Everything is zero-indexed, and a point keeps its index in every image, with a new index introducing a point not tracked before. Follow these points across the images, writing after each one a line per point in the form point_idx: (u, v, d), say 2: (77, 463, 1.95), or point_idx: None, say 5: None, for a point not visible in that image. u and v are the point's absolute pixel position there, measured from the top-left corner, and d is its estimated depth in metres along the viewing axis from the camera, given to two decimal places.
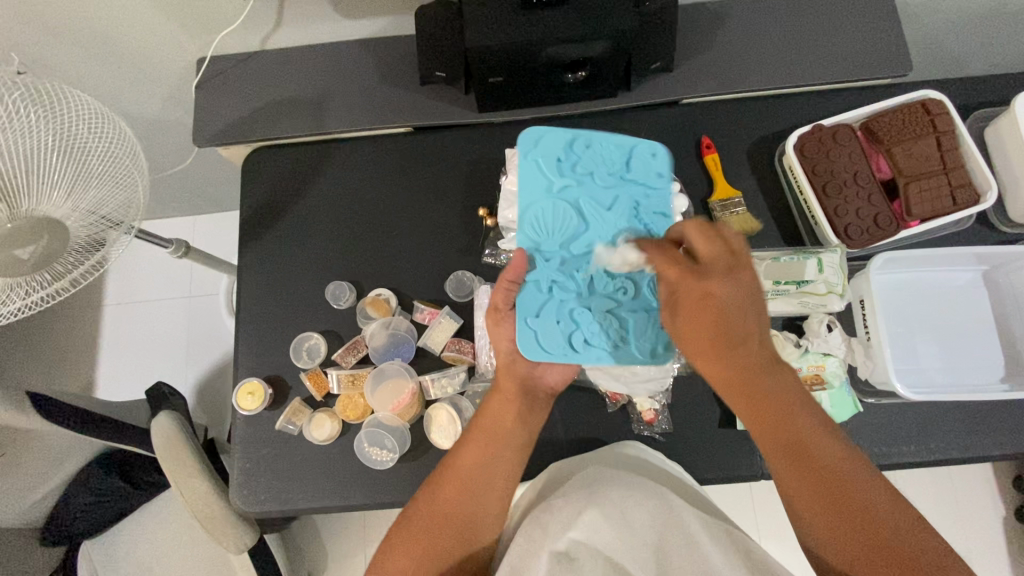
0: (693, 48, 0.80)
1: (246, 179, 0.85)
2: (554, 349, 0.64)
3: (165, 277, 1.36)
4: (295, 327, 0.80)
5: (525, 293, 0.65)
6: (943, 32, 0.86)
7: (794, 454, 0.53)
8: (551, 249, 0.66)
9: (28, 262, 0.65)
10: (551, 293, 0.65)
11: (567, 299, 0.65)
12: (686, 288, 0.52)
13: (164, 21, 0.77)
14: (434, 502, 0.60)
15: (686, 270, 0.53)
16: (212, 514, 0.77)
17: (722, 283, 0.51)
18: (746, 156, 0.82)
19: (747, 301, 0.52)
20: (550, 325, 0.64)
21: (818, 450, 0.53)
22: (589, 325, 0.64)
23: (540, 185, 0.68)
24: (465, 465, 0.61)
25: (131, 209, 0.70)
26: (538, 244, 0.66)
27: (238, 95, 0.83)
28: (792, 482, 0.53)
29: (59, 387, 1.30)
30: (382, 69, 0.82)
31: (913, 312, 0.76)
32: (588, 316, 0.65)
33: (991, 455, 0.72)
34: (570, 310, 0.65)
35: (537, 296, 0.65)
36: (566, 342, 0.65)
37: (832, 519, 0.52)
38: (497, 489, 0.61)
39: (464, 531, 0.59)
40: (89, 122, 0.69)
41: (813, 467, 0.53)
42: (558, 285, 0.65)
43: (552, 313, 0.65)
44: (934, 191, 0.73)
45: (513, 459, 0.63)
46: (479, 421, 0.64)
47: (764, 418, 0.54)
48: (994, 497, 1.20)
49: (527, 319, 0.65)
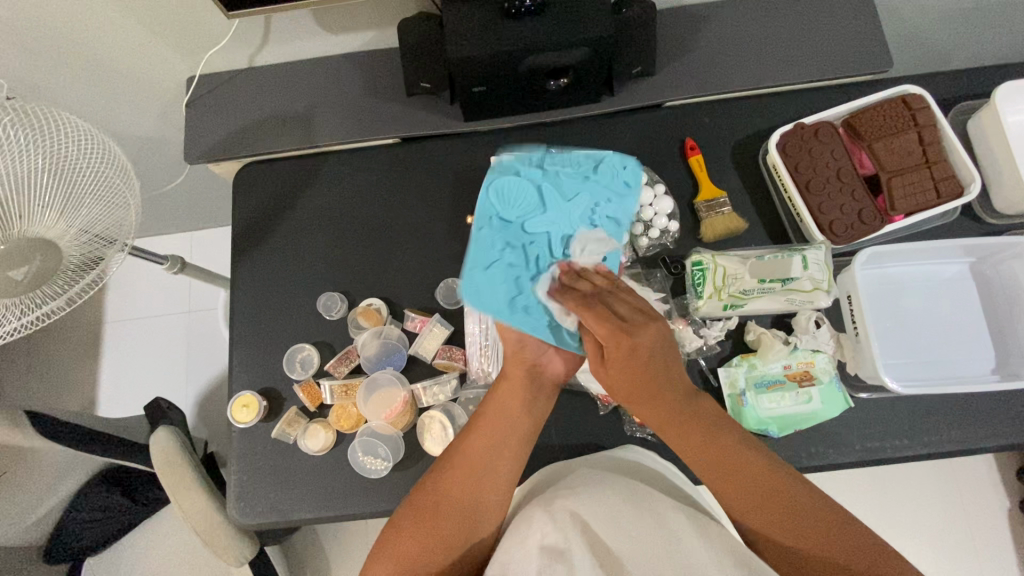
0: (674, 51, 0.81)
1: (236, 194, 0.86)
2: (495, 307, 0.61)
3: (163, 293, 1.38)
4: (288, 338, 0.81)
5: (479, 245, 0.63)
6: (922, 27, 0.86)
7: (728, 467, 0.55)
8: (510, 218, 0.64)
9: (23, 282, 0.66)
10: (502, 253, 0.62)
11: (517, 265, 0.62)
12: (613, 343, 0.53)
13: (152, 41, 0.78)
14: (438, 488, 0.58)
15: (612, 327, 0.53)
16: (212, 529, 0.78)
17: (643, 334, 0.53)
18: (730, 156, 0.82)
19: (663, 344, 0.55)
20: (497, 280, 0.62)
21: (747, 458, 0.56)
22: (532, 292, 0.62)
23: (509, 169, 0.66)
24: (471, 456, 0.59)
25: (124, 226, 0.71)
26: (497, 211, 0.64)
27: (228, 112, 0.84)
28: (740, 499, 0.54)
29: (61, 406, 1.31)
30: (368, 82, 0.83)
31: (900, 305, 0.76)
32: (535, 285, 0.62)
33: (985, 446, 0.72)
34: (517, 275, 0.62)
35: (489, 251, 0.62)
36: (506, 304, 0.61)
37: (781, 528, 0.53)
38: (502, 477, 0.59)
39: (468, 518, 0.56)
40: (80, 144, 0.70)
41: (749, 475, 0.55)
42: (511, 248, 0.63)
43: (497, 270, 0.62)
44: (917, 185, 0.73)
45: (521, 449, 0.61)
46: (486, 411, 0.62)
47: (696, 446, 0.57)
48: (998, 490, 1.19)
49: (475, 269, 0.62)
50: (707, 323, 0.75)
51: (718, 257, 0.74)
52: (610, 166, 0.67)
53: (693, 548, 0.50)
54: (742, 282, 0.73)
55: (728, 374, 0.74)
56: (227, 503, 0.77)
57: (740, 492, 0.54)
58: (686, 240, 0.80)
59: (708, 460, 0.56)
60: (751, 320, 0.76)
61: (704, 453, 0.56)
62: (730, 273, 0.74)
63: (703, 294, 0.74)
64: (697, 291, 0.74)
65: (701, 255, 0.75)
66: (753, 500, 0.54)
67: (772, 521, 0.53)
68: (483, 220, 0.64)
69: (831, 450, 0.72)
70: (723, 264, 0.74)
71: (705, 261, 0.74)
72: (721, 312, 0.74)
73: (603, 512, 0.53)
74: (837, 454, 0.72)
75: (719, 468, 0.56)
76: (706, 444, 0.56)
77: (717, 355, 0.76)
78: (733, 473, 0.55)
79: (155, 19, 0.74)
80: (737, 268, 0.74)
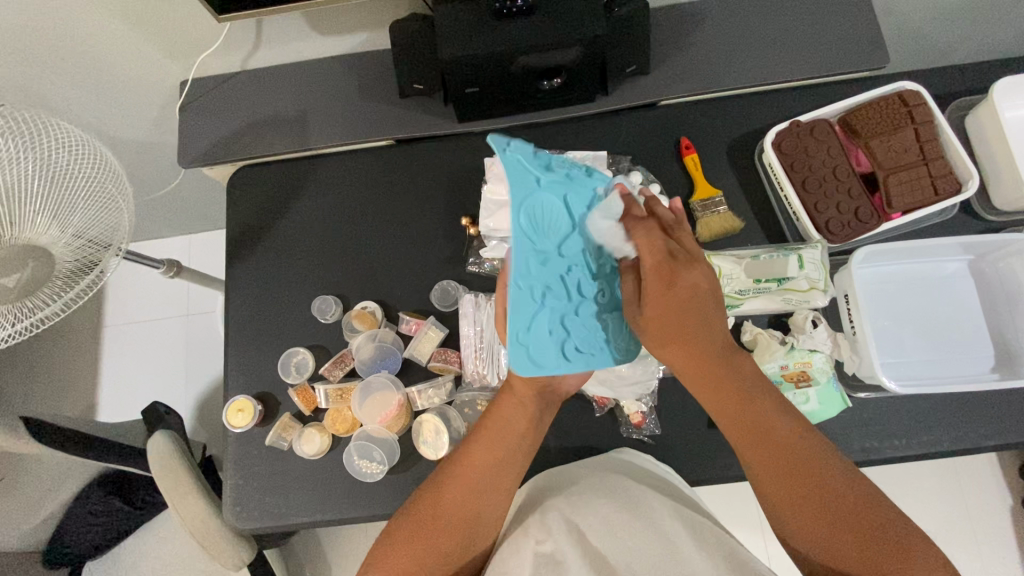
0: (669, 49, 0.80)
1: (230, 197, 0.86)
2: (548, 365, 0.53)
3: (162, 297, 1.38)
4: (283, 342, 0.81)
5: (512, 303, 0.52)
6: (920, 21, 0.85)
7: (759, 436, 0.55)
8: (545, 249, 0.54)
9: (15, 289, 0.65)
10: (543, 301, 0.53)
11: (557, 306, 0.53)
12: (657, 270, 0.52)
13: (145, 44, 0.78)
14: (439, 501, 0.57)
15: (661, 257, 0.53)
16: (209, 534, 0.78)
17: (691, 270, 0.53)
18: (726, 155, 0.82)
19: (711, 288, 0.53)
20: (541, 338, 0.53)
21: (774, 424, 0.55)
22: (581, 330, 0.55)
23: (527, 177, 0.53)
24: (474, 465, 0.59)
25: (117, 229, 0.70)
26: (531, 242, 0.53)
27: (221, 115, 0.84)
28: (761, 466, 0.54)
29: (61, 410, 1.31)
30: (361, 84, 0.83)
31: (898, 304, 0.75)
32: (580, 322, 0.55)
33: (985, 445, 0.71)
34: (562, 314, 0.54)
35: (526, 305, 0.52)
36: (558, 354, 0.54)
37: (813, 514, 0.52)
38: (504, 489, 0.59)
39: (466, 532, 0.57)
40: (73, 150, 0.70)
41: (785, 449, 0.54)
42: (549, 292, 0.53)
43: (543, 322, 0.53)
44: (915, 182, 0.73)
45: (523, 461, 0.61)
46: (492, 423, 0.61)
47: (726, 404, 0.55)
48: (1000, 487, 1.18)
49: (518, 335, 0.52)
50: None
51: (714, 257, 0.73)
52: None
53: (688, 554, 0.50)
54: (738, 283, 0.73)
55: None
56: (223, 507, 0.77)
57: (771, 469, 0.54)
58: None
59: (733, 424, 0.56)
60: (748, 320, 0.75)
61: (740, 416, 0.55)
62: (726, 273, 0.73)
63: None
64: None
65: None
66: (785, 482, 0.53)
67: (807, 511, 0.52)
68: (520, 258, 0.52)
69: None
70: (719, 265, 0.73)
71: None
72: None
73: (598, 520, 0.53)
74: (835, 454, 0.72)
75: (742, 432, 0.55)
76: (739, 405, 0.55)
77: None
78: (756, 433, 0.55)
79: (146, 22, 0.74)
80: (732, 269, 0.73)
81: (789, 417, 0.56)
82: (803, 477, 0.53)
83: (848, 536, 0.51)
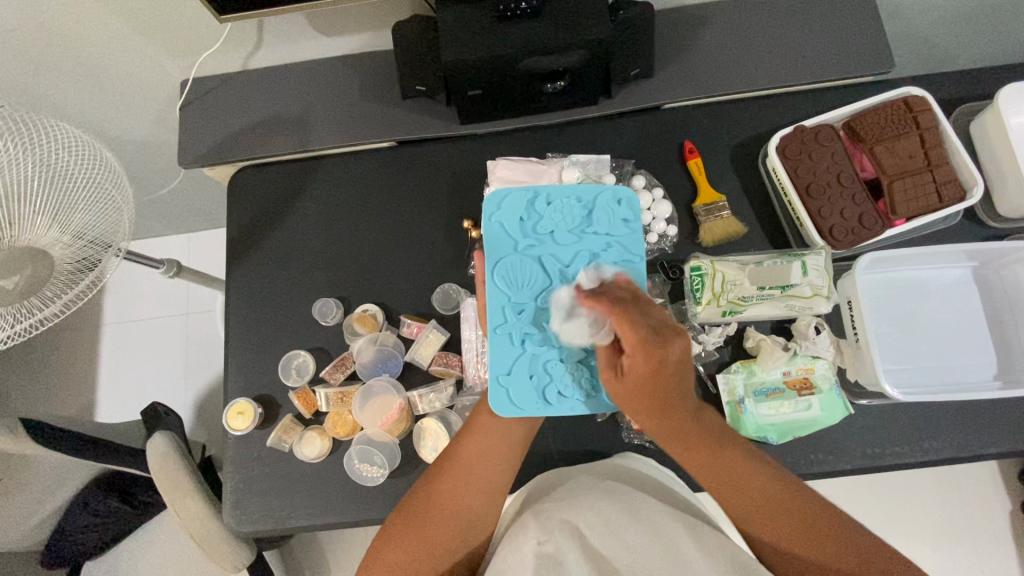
0: (674, 52, 0.80)
1: (231, 198, 0.85)
2: (529, 405, 0.61)
3: (161, 296, 1.37)
4: (284, 345, 0.81)
5: (497, 350, 0.62)
6: (926, 26, 0.85)
7: (729, 471, 0.55)
8: (521, 301, 0.62)
9: (15, 291, 0.64)
10: (523, 347, 0.62)
11: (541, 355, 0.62)
12: (643, 356, 0.48)
13: (146, 44, 0.77)
14: (430, 492, 0.58)
15: (645, 339, 0.48)
16: (210, 533, 0.77)
17: (672, 348, 0.48)
18: (730, 159, 0.81)
19: (685, 361, 0.50)
20: (522, 381, 0.62)
21: (742, 463, 0.56)
22: (561, 376, 0.61)
23: (507, 244, 0.64)
24: (465, 460, 0.59)
25: (116, 231, 0.70)
26: (508, 297, 0.62)
27: (223, 117, 0.83)
28: (745, 506, 0.55)
29: (59, 409, 1.31)
30: (364, 85, 0.82)
31: (901, 311, 0.75)
32: (562, 368, 0.62)
33: (987, 453, 0.71)
34: (542, 363, 0.62)
35: (509, 353, 0.62)
36: (538, 397, 0.61)
37: (798, 536, 0.53)
38: (494, 482, 0.59)
39: (458, 525, 0.57)
40: (71, 150, 0.70)
41: (769, 490, 0.55)
42: (530, 339, 0.62)
43: (523, 368, 0.62)
44: (919, 189, 0.73)
45: (515, 454, 0.61)
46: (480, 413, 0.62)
47: (697, 454, 0.55)
48: (1000, 492, 1.18)
49: (499, 379, 0.62)
50: (705, 329, 0.75)
51: (717, 263, 0.73)
52: (605, 203, 0.65)
53: (688, 555, 0.50)
54: (742, 288, 0.72)
55: (727, 381, 0.73)
56: (223, 509, 0.76)
57: (741, 497, 0.55)
58: (685, 244, 0.80)
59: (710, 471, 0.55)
60: (751, 325, 0.75)
61: (719, 472, 0.55)
62: (729, 279, 0.72)
63: (701, 301, 0.72)
64: (695, 297, 0.73)
65: (700, 260, 0.73)
66: (763, 511, 0.54)
67: (790, 532, 0.53)
68: (496, 311, 0.62)
69: (829, 457, 0.72)
70: (722, 270, 0.73)
71: (704, 267, 0.73)
72: (720, 317, 0.73)
73: (599, 519, 0.53)
74: (837, 460, 0.71)
75: (718, 478, 0.55)
76: (706, 453, 0.55)
77: (716, 361, 0.75)
78: (729, 474, 0.55)
79: (147, 22, 0.73)
80: (736, 275, 0.72)
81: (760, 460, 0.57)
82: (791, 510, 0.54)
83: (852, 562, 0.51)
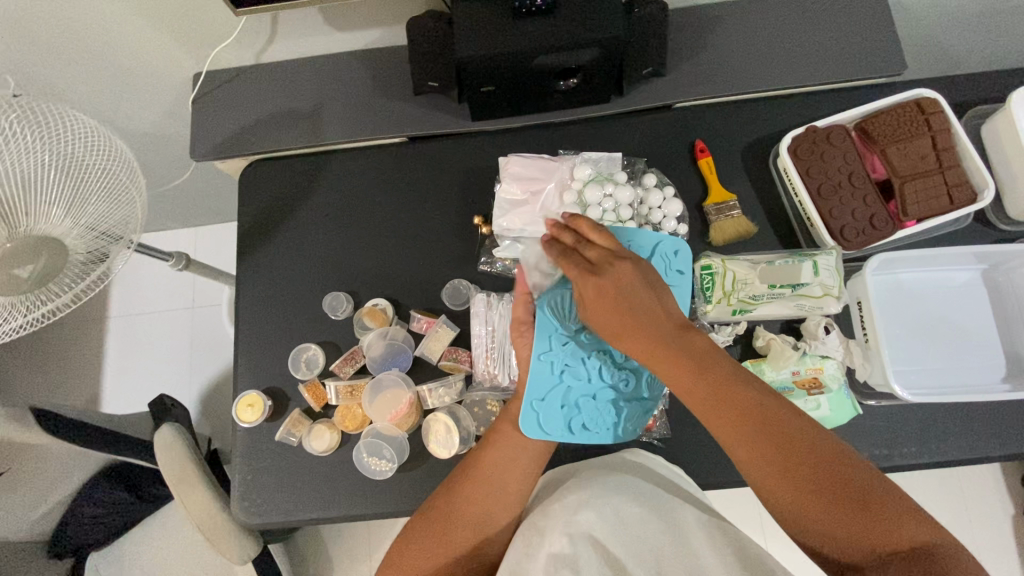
0: (686, 51, 0.80)
1: (242, 191, 0.85)
2: (555, 433, 0.62)
3: (167, 289, 1.37)
4: (294, 338, 0.81)
5: (535, 373, 0.63)
6: (938, 29, 0.85)
7: (753, 428, 0.52)
8: (567, 333, 0.64)
9: (27, 280, 0.65)
10: (561, 378, 0.63)
11: (577, 387, 0.64)
12: (586, 283, 0.58)
13: (160, 36, 0.78)
14: (448, 502, 0.59)
15: (586, 270, 0.58)
16: (217, 525, 0.78)
17: (616, 272, 0.58)
18: (740, 159, 0.82)
19: (644, 280, 0.58)
20: (552, 407, 0.63)
21: (767, 413, 0.52)
22: (589, 410, 0.63)
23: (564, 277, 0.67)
24: (485, 468, 0.60)
25: (128, 224, 0.69)
26: (557, 327, 0.64)
27: (235, 110, 0.84)
28: (776, 489, 0.50)
29: (65, 401, 1.31)
30: (377, 80, 0.82)
31: (909, 312, 0.75)
32: (591, 403, 0.64)
33: (995, 455, 0.71)
34: (574, 397, 0.64)
35: (547, 378, 0.63)
36: (563, 425, 0.63)
37: (835, 514, 0.48)
38: (512, 488, 0.60)
39: (475, 532, 0.58)
40: (86, 142, 0.70)
41: (773, 428, 0.51)
42: (570, 371, 0.64)
43: (556, 397, 0.63)
44: (930, 191, 0.73)
45: (531, 465, 0.62)
46: (502, 424, 0.64)
47: (703, 396, 0.54)
48: (1002, 496, 1.18)
49: (532, 401, 0.62)
50: (714, 327, 0.75)
51: (728, 261, 0.74)
52: (662, 252, 0.69)
53: (697, 552, 0.50)
54: (752, 287, 0.72)
55: None
56: (232, 501, 0.77)
57: (773, 474, 0.51)
58: (695, 243, 0.80)
59: (738, 427, 0.52)
60: (760, 325, 0.75)
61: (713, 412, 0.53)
62: (740, 278, 0.73)
63: (711, 299, 0.73)
64: (706, 295, 0.73)
65: (710, 259, 0.74)
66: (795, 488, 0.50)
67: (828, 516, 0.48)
68: (544, 337, 0.64)
69: None
70: (733, 269, 0.73)
71: (715, 266, 0.73)
72: (729, 316, 0.73)
73: (609, 512, 0.53)
74: None
75: (748, 437, 0.52)
76: (719, 402, 0.53)
77: None
78: (761, 434, 0.52)
79: (161, 15, 0.74)
80: (746, 273, 0.73)
81: (764, 395, 0.53)
82: (795, 451, 0.51)
83: (847, 508, 0.48)
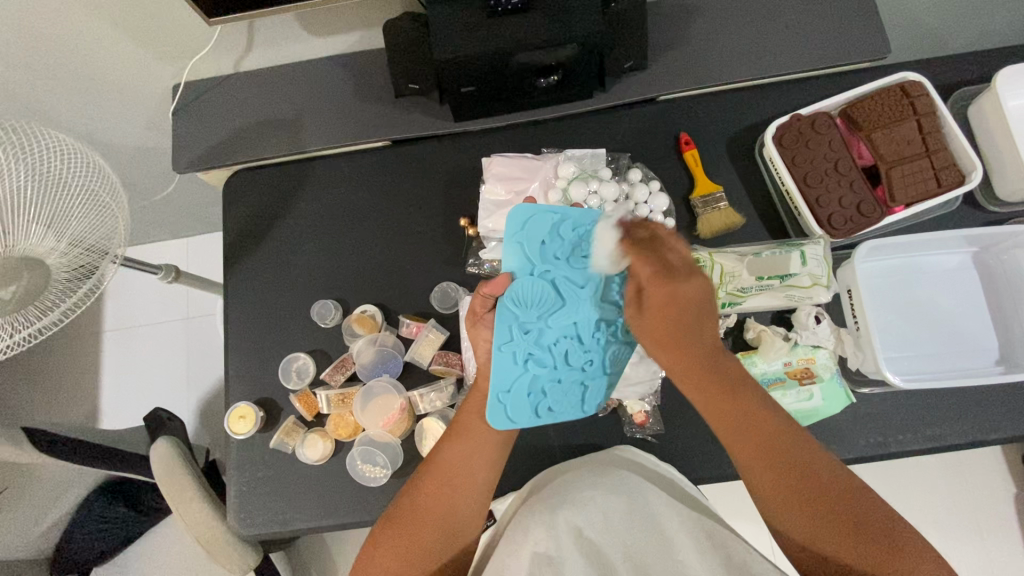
0: (667, 42, 0.79)
1: (227, 201, 0.85)
2: (523, 421, 0.61)
3: (160, 301, 1.37)
4: (284, 347, 0.81)
5: (498, 364, 0.61)
6: (922, 10, 0.84)
7: (765, 447, 0.54)
8: (530, 323, 0.61)
9: (9, 301, 0.64)
10: (525, 367, 0.61)
11: (542, 373, 0.62)
12: (658, 290, 0.52)
13: (137, 49, 0.77)
14: (414, 502, 0.58)
15: (660, 271, 0.52)
16: (214, 537, 0.77)
17: (690, 284, 0.51)
18: (726, 150, 0.81)
19: (708, 298, 0.53)
20: (518, 397, 0.61)
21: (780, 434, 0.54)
22: (556, 396, 0.62)
23: (524, 262, 0.63)
24: (448, 464, 0.59)
25: (113, 239, 0.69)
26: (516, 316, 0.61)
27: (215, 120, 0.83)
28: (778, 501, 0.53)
29: (63, 416, 1.31)
30: (357, 85, 0.82)
31: (900, 299, 0.75)
32: (557, 386, 0.62)
33: (990, 439, 0.71)
34: (541, 383, 0.62)
35: (510, 370, 0.61)
36: (531, 411, 0.61)
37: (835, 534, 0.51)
38: (477, 483, 0.60)
39: (444, 530, 0.57)
40: (68, 164, 0.70)
41: (781, 452, 0.54)
42: (533, 359, 0.61)
43: (522, 388, 0.61)
44: (917, 175, 0.72)
45: (495, 457, 0.62)
46: (462, 418, 0.62)
47: (723, 409, 0.55)
48: (1003, 477, 1.18)
49: (498, 395, 0.61)
50: None
51: (715, 254, 0.73)
52: None
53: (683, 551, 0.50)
54: (740, 280, 0.72)
55: None
56: (229, 513, 0.77)
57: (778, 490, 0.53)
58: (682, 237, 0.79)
59: (749, 444, 0.54)
60: (751, 317, 0.75)
61: (731, 421, 0.55)
62: (727, 271, 0.72)
63: None
64: None
65: (698, 252, 0.74)
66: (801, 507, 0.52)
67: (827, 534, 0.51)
68: (503, 329, 0.61)
69: (832, 447, 0.72)
70: (720, 262, 0.73)
71: (701, 259, 0.73)
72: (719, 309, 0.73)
73: (597, 514, 0.53)
74: (840, 449, 0.71)
75: (759, 453, 0.54)
76: (737, 417, 0.55)
77: None
78: (772, 452, 0.54)
79: (136, 28, 0.73)
80: (734, 266, 0.72)
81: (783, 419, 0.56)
82: (804, 472, 0.53)
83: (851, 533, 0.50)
